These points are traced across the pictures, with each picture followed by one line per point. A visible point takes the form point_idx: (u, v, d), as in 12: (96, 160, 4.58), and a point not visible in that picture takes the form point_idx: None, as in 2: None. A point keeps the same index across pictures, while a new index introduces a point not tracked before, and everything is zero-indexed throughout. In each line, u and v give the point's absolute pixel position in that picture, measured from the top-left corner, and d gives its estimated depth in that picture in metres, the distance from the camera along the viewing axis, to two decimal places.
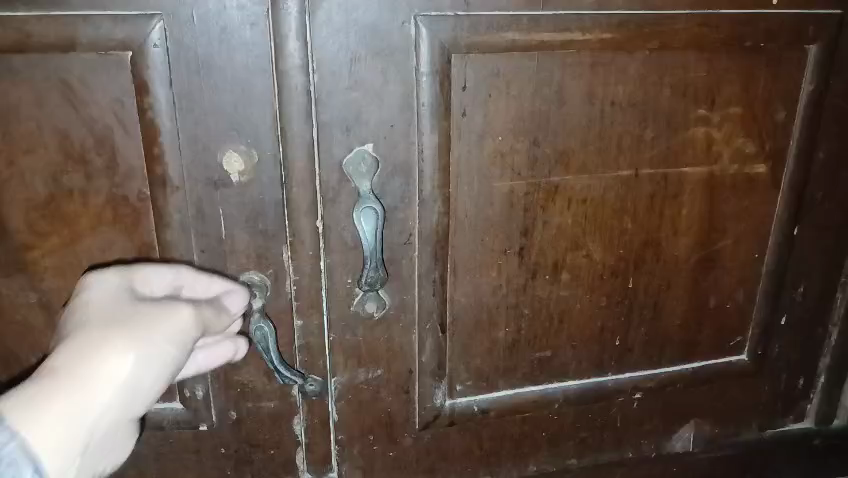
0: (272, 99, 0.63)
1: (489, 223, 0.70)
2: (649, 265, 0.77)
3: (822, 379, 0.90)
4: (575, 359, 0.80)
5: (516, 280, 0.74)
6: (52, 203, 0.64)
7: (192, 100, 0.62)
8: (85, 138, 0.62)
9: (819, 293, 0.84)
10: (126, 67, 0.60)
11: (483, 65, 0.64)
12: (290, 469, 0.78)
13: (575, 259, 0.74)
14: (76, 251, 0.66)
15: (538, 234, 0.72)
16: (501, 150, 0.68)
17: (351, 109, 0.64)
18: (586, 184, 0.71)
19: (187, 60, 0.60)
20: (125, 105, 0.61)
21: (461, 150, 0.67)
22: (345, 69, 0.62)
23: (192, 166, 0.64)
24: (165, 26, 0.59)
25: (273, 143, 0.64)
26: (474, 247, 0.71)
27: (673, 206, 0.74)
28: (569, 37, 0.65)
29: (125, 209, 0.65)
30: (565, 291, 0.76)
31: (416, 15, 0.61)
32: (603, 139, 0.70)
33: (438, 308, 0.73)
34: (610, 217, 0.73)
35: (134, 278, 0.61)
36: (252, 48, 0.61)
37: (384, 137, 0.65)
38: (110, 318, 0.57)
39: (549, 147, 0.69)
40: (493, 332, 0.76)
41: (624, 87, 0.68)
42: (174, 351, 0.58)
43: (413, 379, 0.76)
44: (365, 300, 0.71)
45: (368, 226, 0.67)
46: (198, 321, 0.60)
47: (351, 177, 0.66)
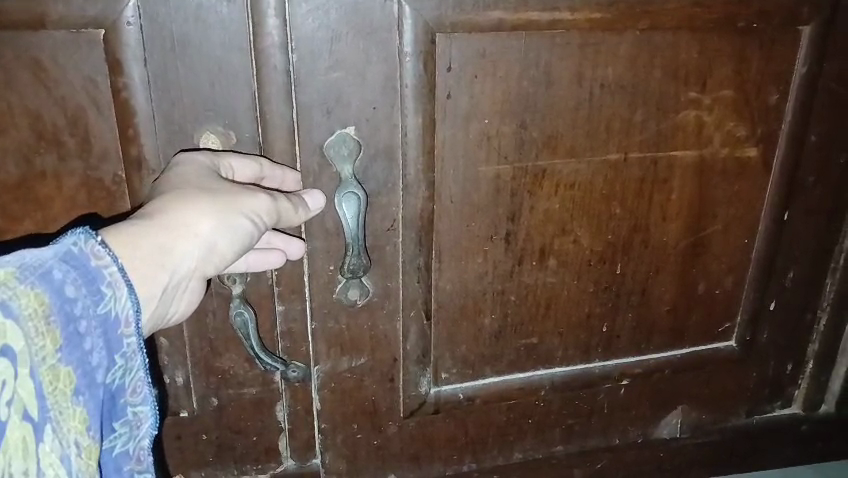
0: (251, 79, 0.62)
1: (476, 209, 0.70)
2: (637, 252, 0.76)
3: (810, 365, 0.89)
4: (562, 346, 0.79)
5: (502, 266, 0.73)
6: (25, 185, 0.63)
7: (168, 79, 0.61)
8: (57, 119, 0.61)
9: (809, 278, 0.84)
10: (99, 45, 0.59)
11: (468, 44, 0.63)
12: (273, 456, 0.77)
13: (562, 245, 0.74)
14: (51, 234, 0.66)
15: (526, 219, 0.71)
16: (488, 133, 0.66)
17: (332, 90, 0.62)
18: (574, 169, 0.70)
19: (162, 38, 0.59)
20: (98, 85, 0.60)
21: (446, 132, 0.66)
22: (325, 48, 0.61)
23: (168, 146, 0.63)
24: (138, 2, 0.58)
25: (252, 124, 0.63)
26: (460, 233, 0.70)
27: (660, 191, 0.74)
28: (557, 16, 0.63)
29: (100, 191, 0.65)
30: (552, 276, 0.75)
31: None
32: (592, 121, 0.69)
33: (422, 296, 0.72)
34: (597, 203, 0.72)
35: (221, 165, 0.61)
36: (228, 26, 0.59)
37: (366, 119, 0.64)
38: (202, 185, 0.57)
39: (536, 131, 0.68)
40: (479, 320, 0.75)
41: (614, 69, 0.67)
42: (249, 229, 0.59)
43: (397, 366, 0.75)
44: (348, 287, 0.70)
45: (350, 212, 0.66)
46: (273, 211, 0.61)
47: (332, 160, 0.65)
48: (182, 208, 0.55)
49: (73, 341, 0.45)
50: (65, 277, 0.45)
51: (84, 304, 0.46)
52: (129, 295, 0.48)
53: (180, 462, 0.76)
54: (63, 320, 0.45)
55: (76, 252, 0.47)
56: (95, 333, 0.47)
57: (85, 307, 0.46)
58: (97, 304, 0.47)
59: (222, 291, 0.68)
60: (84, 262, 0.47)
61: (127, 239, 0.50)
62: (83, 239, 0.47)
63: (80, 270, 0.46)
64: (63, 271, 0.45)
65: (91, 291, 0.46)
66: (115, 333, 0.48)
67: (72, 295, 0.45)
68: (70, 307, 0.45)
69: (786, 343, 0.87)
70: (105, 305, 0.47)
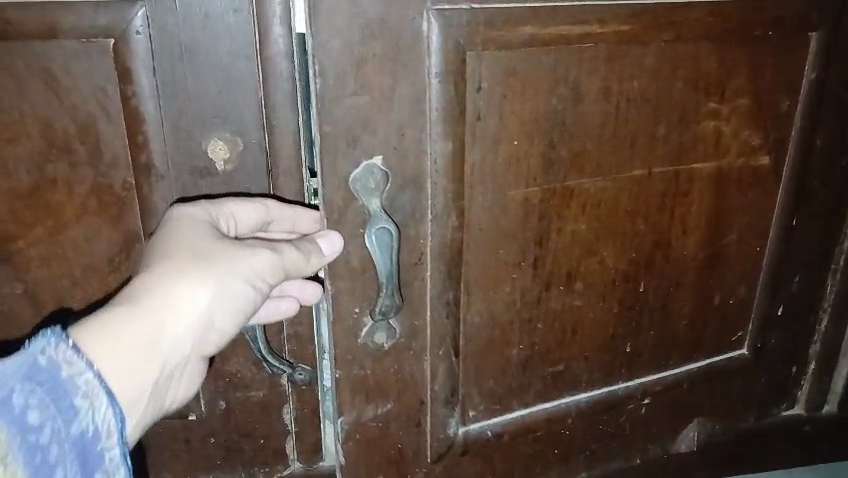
0: (257, 87, 0.63)
1: (506, 236, 0.67)
2: (655, 267, 0.76)
3: (813, 365, 0.92)
4: (587, 370, 0.78)
5: (530, 293, 0.71)
6: (37, 192, 0.64)
7: (176, 88, 0.62)
8: (68, 127, 0.62)
9: (813, 280, 0.86)
10: (108, 54, 0.60)
11: (497, 62, 0.60)
12: (281, 458, 0.78)
13: (588, 266, 0.72)
14: (62, 241, 0.66)
15: (553, 243, 0.69)
16: (517, 154, 0.64)
17: (359, 116, 0.58)
18: (599, 187, 0.69)
19: (170, 46, 0.60)
20: (108, 93, 0.61)
21: (475, 157, 0.63)
22: (350, 71, 0.57)
23: (176, 153, 0.64)
24: (146, 12, 0.59)
25: (258, 129, 0.64)
26: (488, 261, 0.68)
27: (677, 203, 0.73)
28: (587, 29, 0.62)
29: (110, 198, 0.66)
30: (578, 300, 0.74)
31: (429, 9, 0.57)
32: (617, 136, 0.67)
33: (451, 332, 0.69)
34: (622, 219, 0.71)
35: (222, 215, 0.62)
36: (235, 35, 0.60)
37: (394, 147, 0.60)
38: (196, 251, 0.58)
39: (565, 150, 0.66)
40: (506, 351, 0.73)
41: (639, 82, 0.66)
42: (247, 292, 0.59)
43: (424, 410, 0.72)
44: (375, 329, 0.66)
45: (381, 247, 0.62)
46: (279, 268, 0.61)
47: (358, 194, 0.60)
48: (173, 284, 0.56)
49: (40, 471, 0.45)
50: (28, 401, 0.45)
51: (51, 428, 0.45)
52: (106, 404, 0.48)
53: (189, 465, 0.76)
54: (26, 450, 0.44)
55: (42, 364, 0.46)
56: (67, 454, 0.46)
57: (53, 431, 0.45)
58: (68, 424, 0.46)
59: None
60: (53, 373, 0.46)
61: (110, 332, 0.51)
62: (53, 346, 0.47)
63: (49, 386, 0.46)
64: (26, 392, 0.45)
65: (61, 410, 0.45)
66: (93, 450, 0.47)
67: (36, 420, 0.45)
68: (34, 436, 0.44)
69: (792, 346, 0.89)
70: (78, 422, 0.46)
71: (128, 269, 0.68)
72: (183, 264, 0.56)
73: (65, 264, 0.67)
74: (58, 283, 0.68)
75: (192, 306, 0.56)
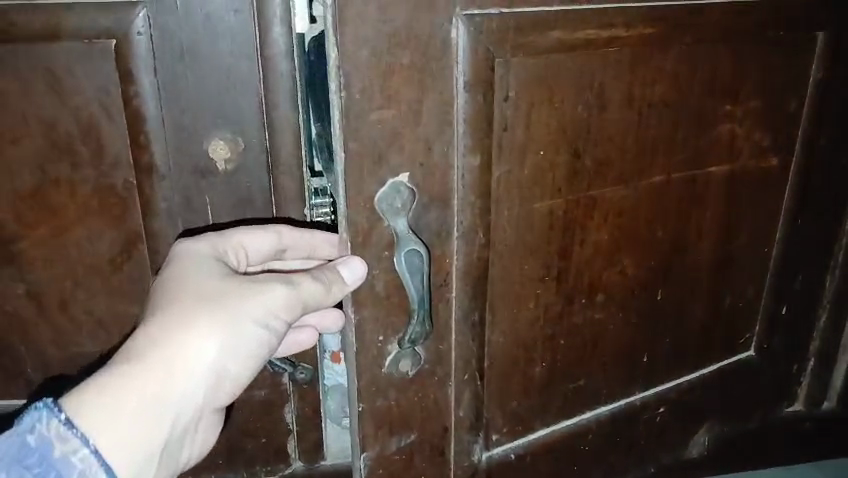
0: (258, 87, 0.63)
1: (531, 248, 0.63)
2: (669, 274, 0.74)
3: (813, 361, 0.92)
4: (606, 382, 0.75)
5: (553, 308, 0.67)
6: (39, 191, 0.64)
7: (178, 87, 0.62)
8: (71, 127, 0.62)
9: (814, 278, 0.86)
10: (110, 54, 0.60)
11: (526, 69, 0.55)
12: (282, 458, 0.78)
13: (610, 276, 0.69)
14: (65, 242, 0.66)
15: (576, 255, 0.66)
16: (541, 165, 0.60)
17: (386, 133, 0.51)
18: (621, 196, 0.66)
19: (171, 46, 0.60)
20: (110, 93, 0.61)
21: (502, 170, 0.58)
22: (378, 84, 0.50)
23: (177, 154, 0.64)
24: (148, 13, 0.59)
25: (259, 129, 0.65)
26: (513, 277, 0.63)
27: (692, 207, 0.72)
28: (613, 33, 0.59)
29: (112, 199, 0.65)
30: (599, 312, 0.70)
31: (458, 14, 0.51)
32: (638, 142, 0.64)
33: (476, 353, 0.64)
34: (642, 228, 0.69)
35: (231, 246, 0.62)
36: (235, 35, 0.60)
37: (422, 162, 0.53)
38: (201, 294, 0.55)
39: (588, 159, 0.62)
40: (530, 368, 0.69)
41: (660, 86, 0.63)
42: (260, 332, 0.56)
43: (449, 437, 0.66)
44: (401, 358, 0.59)
45: (412, 272, 0.55)
46: (296, 303, 0.56)
47: (385, 215, 0.53)
48: (175, 336, 0.53)
49: None
50: None
51: None
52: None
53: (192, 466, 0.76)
54: None
55: (33, 442, 0.46)
56: None
57: None
58: None
59: None
60: (44, 451, 0.46)
61: (108, 396, 0.49)
62: (44, 421, 0.47)
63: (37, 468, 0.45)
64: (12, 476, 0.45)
65: None
66: None
67: None
68: None
69: (794, 343, 0.89)
70: None
71: (132, 269, 0.69)
72: (185, 313, 0.53)
73: (68, 264, 0.67)
74: (61, 283, 0.68)
75: (197, 358, 0.53)
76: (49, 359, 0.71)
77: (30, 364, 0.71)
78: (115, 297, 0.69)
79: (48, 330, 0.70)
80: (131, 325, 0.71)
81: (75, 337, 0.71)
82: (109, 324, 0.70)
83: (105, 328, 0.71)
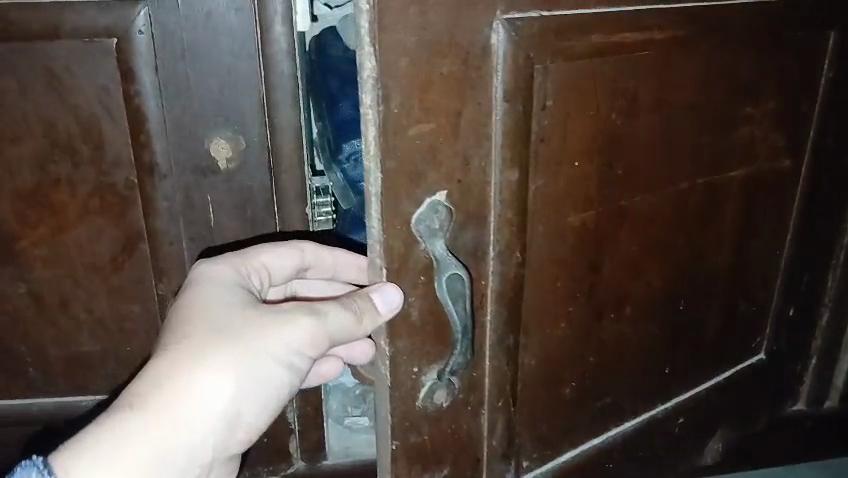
0: (258, 85, 0.63)
1: (564, 271, 0.55)
2: (688, 284, 0.67)
3: (814, 360, 0.91)
4: (629, 398, 0.68)
5: (584, 326, 0.59)
6: (40, 190, 0.64)
7: (179, 86, 0.62)
8: (71, 127, 0.62)
9: (817, 277, 0.84)
10: (112, 53, 0.60)
11: (564, 73, 0.48)
12: (284, 457, 0.78)
13: (637, 288, 0.62)
14: (65, 241, 0.66)
15: (607, 268, 0.58)
16: (575, 178, 0.52)
17: (423, 151, 0.43)
18: (650, 204, 0.59)
19: (172, 45, 0.60)
20: (110, 92, 0.61)
21: (538, 184, 0.50)
22: (416, 97, 0.42)
23: (178, 152, 0.64)
24: (149, 12, 0.59)
25: (259, 128, 0.64)
26: (545, 296, 0.54)
27: (712, 211, 0.65)
28: (647, 35, 0.52)
29: (112, 197, 0.65)
30: (625, 327, 0.63)
31: (500, 19, 0.43)
32: (668, 144, 0.58)
33: (511, 375, 0.54)
34: (669, 238, 0.62)
35: (255, 266, 0.56)
36: (236, 34, 0.60)
37: (460, 179, 0.45)
38: (216, 327, 0.47)
39: (620, 168, 0.55)
40: (559, 389, 0.60)
41: (687, 90, 0.57)
42: (279, 371, 0.49)
43: (480, 469, 0.56)
44: (437, 392, 0.50)
45: (453, 299, 0.47)
46: (322, 339, 0.49)
47: (422, 237, 0.45)
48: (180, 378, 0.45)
49: None
50: None
51: None
52: None
53: None
54: None
55: None
56: None
57: None
58: None
59: None
60: None
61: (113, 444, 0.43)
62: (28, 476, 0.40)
63: None
64: None
65: None
66: None
67: None
68: None
69: (798, 343, 0.87)
70: None
71: (133, 268, 0.68)
72: (193, 351, 0.46)
73: (67, 263, 0.67)
74: (61, 282, 0.68)
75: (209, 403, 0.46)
76: (49, 359, 0.71)
77: (30, 363, 0.71)
78: (115, 296, 0.69)
79: (48, 330, 0.70)
80: (131, 324, 0.70)
81: (75, 336, 0.70)
82: (110, 323, 0.70)
83: (105, 327, 0.70)
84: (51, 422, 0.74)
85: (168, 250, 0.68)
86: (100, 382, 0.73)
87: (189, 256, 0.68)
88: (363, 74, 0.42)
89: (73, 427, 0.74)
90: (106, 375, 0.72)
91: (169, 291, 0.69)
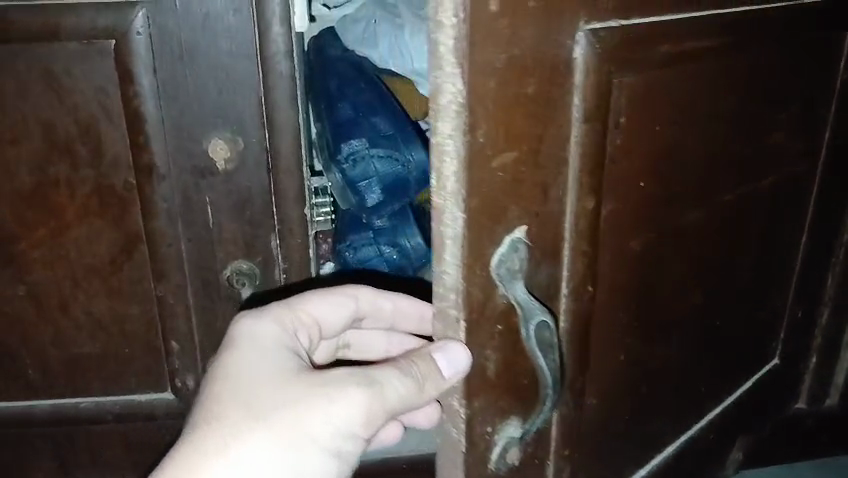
0: (257, 86, 0.62)
1: (619, 294, 0.51)
2: (724, 299, 0.64)
3: (814, 358, 0.90)
4: (668, 422, 0.65)
5: (635, 350, 0.55)
6: (39, 192, 0.64)
7: (177, 87, 0.62)
8: (70, 128, 0.62)
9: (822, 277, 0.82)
10: (110, 55, 0.60)
11: (629, 87, 0.44)
12: None
13: (684, 307, 0.59)
14: (64, 242, 0.66)
15: (659, 290, 0.55)
16: (637, 197, 0.49)
17: (504, 182, 0.39)
18: (700, 219, 0.55)
19: (170, 46, 0.60)
20: (109, 94, 0.62)
21: (606, 206, 0.46)
22: (500, 123, 0.38)
23: (177, 153, 0.64)
24: (147, 13, 0.59)
25: (258, 129, 0.64)
26: (607, 323, 0.51)
27: (748, 221, 0.62)
28: (703, 42, 0.49)
29: (111, 198, 0.65)
30: (672, 348, 0.60)
31: (583, 28, 0.40)
32: (718, 155, 0.55)
33: (573, 412, 0.51)
34: (714, 253, 0.59)
35: (298, 313, 0.53)
36: (234, 34, 0.60)
37: (539, 209, 0.41)
38: (252, 406, 0.43)
39: (675, 183, 0.52)
40: (613, 418, 0.57)
41: (736, 99, 0.54)
42: (328, 451, 0.44)
43: None
44: (511, 448, 0.46)
45: (537, 346, 0.43)
46: (377, 412, 0.43)
47: (500, 283, 0.41)
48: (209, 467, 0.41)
49: None
50: None
51: None
52: None
53: None
54: None
55: None
56: None
57: None
58: None
59: (231, 294, 0.70)
60: None
61: None
62: None
63: None
64: None
65: None
66: None
67: None
68: None
69: (804, 344, 0.85)
70: None
71: (131, 269, 0.68)
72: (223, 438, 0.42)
73: (66, 264, 0.67)
74: (60, 283, 0.68)
75: None
76: (48, 360, 0.71)
77: (29, 364, 0.71)
78: (114, 299, 0.69)
79: (47, 331, 0.69)
80: (130, 326, 0.70)
81: (74, 338, 0.70)
82: (109, 325, 0.70)
83: (105, 329, 0.70)
84: (50, 425, 0.73)
85: (166, 251, 0.67)
86: (99, 384, 0.72)
87: (189, 259, 0.68)
88: (439, 99, 0.37)
89: (73, 431, 0.74)
90: (105, 377, 0.72)
91: (168, 293, 0.69)
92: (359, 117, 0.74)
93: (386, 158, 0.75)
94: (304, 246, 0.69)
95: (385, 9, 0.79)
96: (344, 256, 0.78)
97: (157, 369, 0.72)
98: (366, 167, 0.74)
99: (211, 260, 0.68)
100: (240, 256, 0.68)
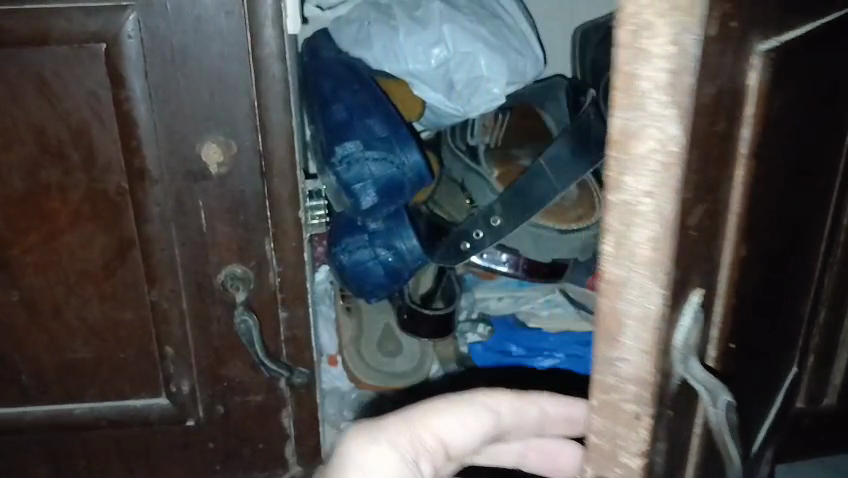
0: (250, 89, 0.61)
1: (748, 339, 0.45)
2: (791, 318, 0.60)
3: (810, 360, 0.89)
4: (754, 461, 0.60)
5: (747, 393, 0.50)
6: (31, 197, 0.64)
7: (169, 91, 0.61)
8: (61, 132, 0.61)
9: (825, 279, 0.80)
10: (101, 59, 0.59)
11: (782, 104, 0.38)
12: (281, 462, 0.79)
13: (771, 336, 0.54)
14: (57, 247, 0.66)
15: (763, 325, 0.49)
16: (770, 227, 0.43)
17: (693, 232, 0.32)
18: (792, 239, 0.50)
19: (162, 50, 0.59)
20: (100, 98, 0.60)
21: (754, 244, 0.40)
22: (698, 166, 0.31)
23: (170, 158, 0.63)
24: (138, 17, 0.58)
25: (252, 132, 0.63)
26: (738, 372, 0.45)
27: (814, 235, 0.58)
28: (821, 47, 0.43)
29: (103, 203, 0.64)
30: (762, 382, 0.55)
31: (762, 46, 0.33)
32: (813, 169, 0.49)
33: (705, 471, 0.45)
34: (792, 273, 0.55)
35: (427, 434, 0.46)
36: (226, 36, 0.59)
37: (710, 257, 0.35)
38: None
39: (789, 206, 0.46)
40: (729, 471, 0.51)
41: (829, 106, 0.49)
42: None
43: None
44: None
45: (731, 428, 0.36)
46: None
47: (680, 361, 0.35)
48: None
49: None
50: None
51: None
52: None
53: (186, 469, 0.77)
54: None
55: None
56: None
57: None
58: None
59: (225, 298, 0.69)
60: None
61: None
62: None
63: None
64: None
65: None
66: None
67: None
68: None
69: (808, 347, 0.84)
70: None
71: (125, 275, 0.67)
72: None
73: (59, 269, 0.67)
74: (53, 288, 0.67)
75: None
76: (42, 366, 0.70)
77: (23, 370, 0.70)
78: (107, 304, 0.68)
79: (41, 337, 0.69)
80: (124, 332, 0.70)
81: (68, 343, 0.70)
82: (103, 331, 0.69)
83: (99, 335, 0.70)
84: (45, 431, 0.73)
85: (160, 255, 0.66)
86: (94, 390, 0.72)
87: (182, 264, 0.67)
88: (635, 151, 0.30)
89: (68, 437, 0.74)
90: (100, 383, 0.72)
91: (162, 298, 0.68)
92: (354, 119, 0.73)
93: (381, 161, 0.72)
94: (299, 249, 0.68)
95: (379, 10, 0.78)
96: (339, 258, 0.79)
97: (152, 375, 0.72)
98: (361, 169, 0.72)
99: (204, 264, 0.67)
100: (234, 261, 0.68)
